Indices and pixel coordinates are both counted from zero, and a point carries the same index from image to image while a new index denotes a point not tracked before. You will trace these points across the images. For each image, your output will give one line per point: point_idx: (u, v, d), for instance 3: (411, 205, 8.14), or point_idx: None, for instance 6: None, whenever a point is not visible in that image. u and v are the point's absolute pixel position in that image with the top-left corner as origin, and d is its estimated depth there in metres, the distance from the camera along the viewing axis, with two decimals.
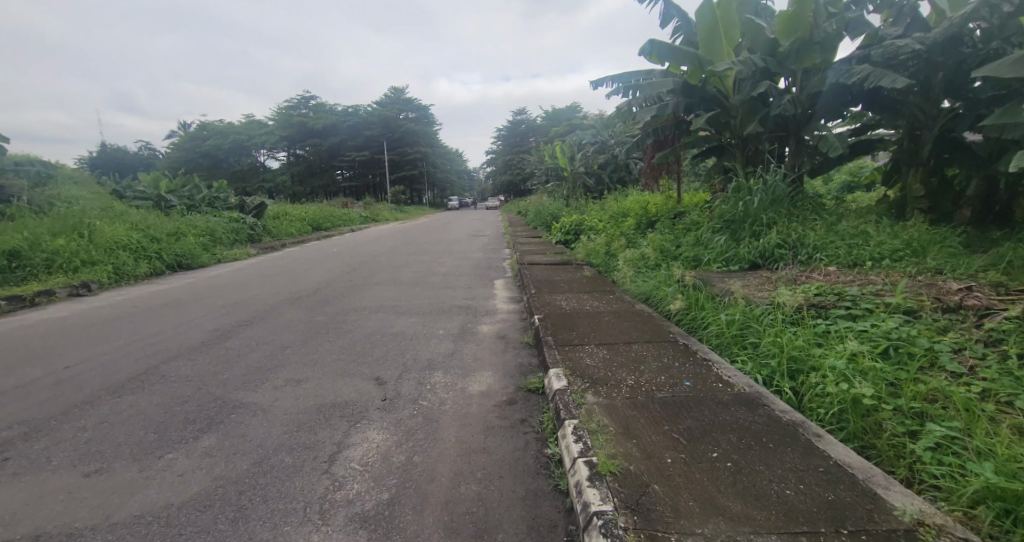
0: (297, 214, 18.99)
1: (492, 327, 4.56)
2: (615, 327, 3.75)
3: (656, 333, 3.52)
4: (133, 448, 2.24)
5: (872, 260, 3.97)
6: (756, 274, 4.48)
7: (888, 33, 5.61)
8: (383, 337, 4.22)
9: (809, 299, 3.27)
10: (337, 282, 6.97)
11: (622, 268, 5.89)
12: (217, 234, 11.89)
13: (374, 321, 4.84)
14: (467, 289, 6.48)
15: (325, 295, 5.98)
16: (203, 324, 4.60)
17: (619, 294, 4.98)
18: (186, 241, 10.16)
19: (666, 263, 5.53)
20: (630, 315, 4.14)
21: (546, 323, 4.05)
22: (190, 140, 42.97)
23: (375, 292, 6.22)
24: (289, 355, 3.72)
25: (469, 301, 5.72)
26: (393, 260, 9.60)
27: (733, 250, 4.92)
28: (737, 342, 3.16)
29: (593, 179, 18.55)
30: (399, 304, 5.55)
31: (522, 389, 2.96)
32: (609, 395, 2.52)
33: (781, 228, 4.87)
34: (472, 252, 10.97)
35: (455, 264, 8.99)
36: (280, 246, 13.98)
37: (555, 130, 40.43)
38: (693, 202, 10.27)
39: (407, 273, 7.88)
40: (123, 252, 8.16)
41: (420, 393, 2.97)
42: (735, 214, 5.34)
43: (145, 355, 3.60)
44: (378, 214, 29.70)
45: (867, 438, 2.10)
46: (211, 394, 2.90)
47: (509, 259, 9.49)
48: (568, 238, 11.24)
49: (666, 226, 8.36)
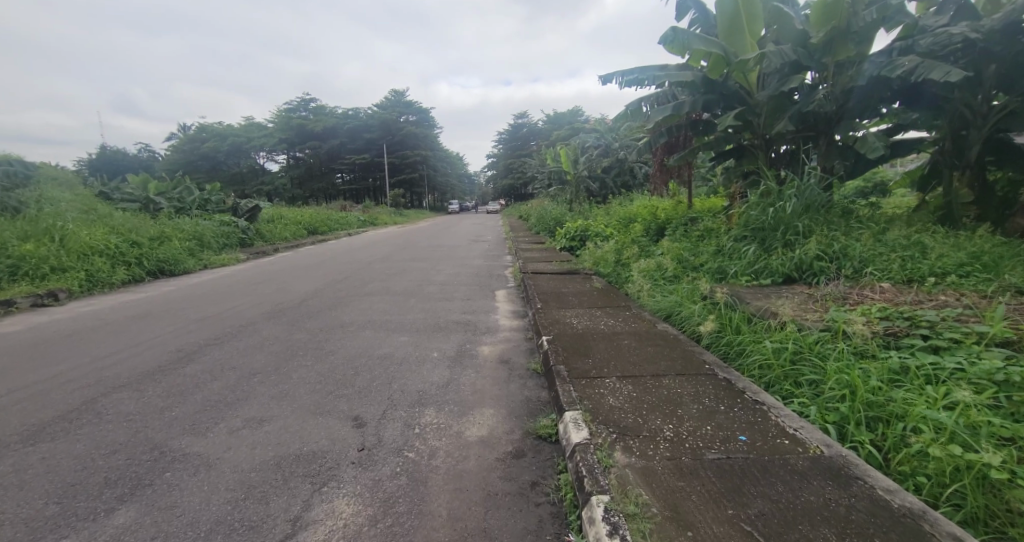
0: (293, 217, 18.47)
1: (494, 348, 4.02)
2: (638, 354, 3.22)
3: (688, 363, 2.98)
4: (19, 528, 1.70)
5: (934, 276, 3.45)
6: (793, 290, 3.96)
7: (931, 23, 5.12)
8: (369, 361, 3.67)
9: (875, 324, 2.72)
10: (325, 293, 6.42)
11: (638, 280, 5.37)
12: (206, 238, 11.37)
13: (361, 340, 4.29)
14: (466, 302, 5.94)
15: (310, 308, 5.44)
16: (166, 343, 4.06)
17: (636, 310, 4.47)
18: (170, 245, 9.63)
19: (686, 276, 5.02)
20: (653, 338, 3.60)
21: (556, 347, 3.51)
22: (189, 141, 42.60)
23: (366, 305, 5.68)
24: (257, 384, 3.17)
25: (468, 316, 5.18)
26: (389, 268, 9.05)
27: (764, 262, 4.42)
28: (789, 379, 2.62)
29: (597, 183, 18.01)
30: (390, 319, 5.01)
31: (532, 437, 2.42)
32: (644, 453, 1.97)
33: (818, 237, 4.35)
34: (472, 258, 10.44)
35: (454, 272, 8.44)
36: (273, 250, 13.47)
37: (557, 134, 39.94)
38: (706, 208, 9.75)
39: (402, 282, 7.33)
40: (98, 258, 7.63)
41: (406, 440, 2.42)
42: (765, 221, 4.82)
43: (85, 384, 3.06)
44: (377, 217, 29.20)
45: (1002, 525, 1.55)
46: (149, 440, 2.36)
47: (512, 267, 8.97)
48: (573, 244, 10.69)
49: (680, 233, 7.84)
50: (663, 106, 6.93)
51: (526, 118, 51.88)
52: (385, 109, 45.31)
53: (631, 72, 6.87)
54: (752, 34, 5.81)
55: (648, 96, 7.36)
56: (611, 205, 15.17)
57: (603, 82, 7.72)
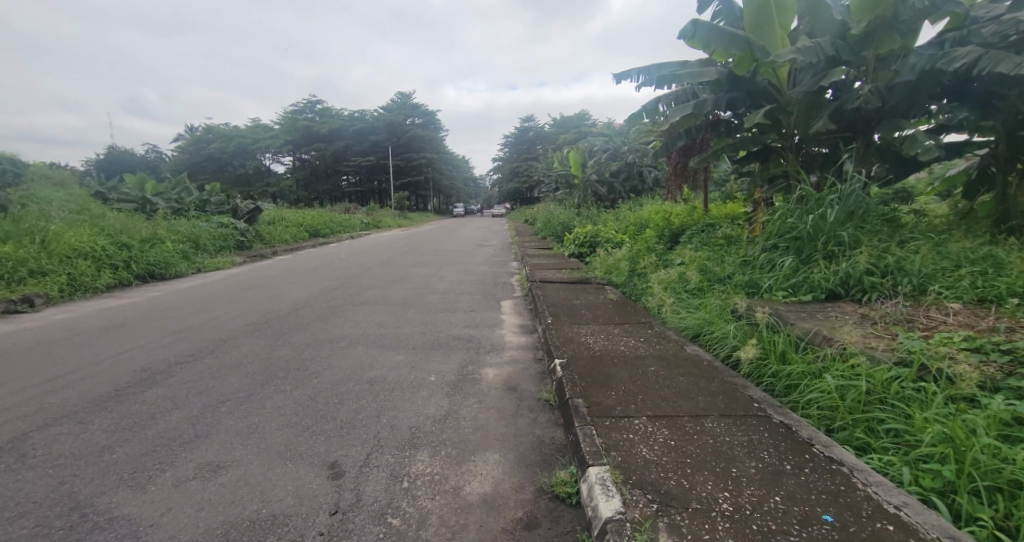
0: (294, 219, 18.11)
1: (499, 372, 3.55)
2: (669, 385, 2.74)
3: (730, 398, 2.50)
4: None
5: (1015, 297, 2.95)
6: (841, 309, 3.49)
7: (986, 12, 4.63)
8: (357, 386, 3.20)
9: (968, 360, 2.21)
10: (318, 301, 5.97)
11: (657, 293, 4.91)
12: (201, 241, 11.01)
13: (350, 359, 3.82)
14: (469, 314, 5.46)
15: (299, 320, 4.99)
16: (131, 359, 3.62)
17: (658, 328, 4.00)
18: (162, 248, 9.26)
19: (712, 290, 4.56)
20: (681, 364, 3.12)
21: (573, 375, 3.03)
22: (195, 143, 42.57)
23: (360, 316, 5.21)
24: (223, 414, 2.71)
25: (470, 330, 4.71)
26: (388, 274, 8.60)
27: (803, 276, 3.98)
28: (862, 426, 2.14)
29: (606, 188, 17.58)
30: (386, 334, 4.54)
31: (547, 500, 1.94)
32: (698, 537, 1.49)
33: (866, 247, 3.87)
34: (476, 265, 9.98)
35: (458, 279, 7.98)
36: (271, 253, 13.10)
37: (564, 138, 39.46)
38: (723, 215, 9.27)
39: (402, 290, 6.87)
40: (82, 261, 7.25)
41: (391, 500, 1.95)
42: (802, 230, 4.33)
43: (21, 415, 2.62)
44: (381, 220, 28.88)
45: None
46: (72, 496, 1.90)
47: (518, 275, 8.51)
48: (583, 250, 10.21)
49: (699, 240, 7.37)
50: (682, 105, 6.50)
51: (532, 122, 51.59)
52: (391, 111, 45.10)
53: (647, 69, 6.44)
54: (782, 27, 5.32)
55: (666, 94, 6.93)
56: (621, 210, 14.66)
57: (617, 79, 7.30)
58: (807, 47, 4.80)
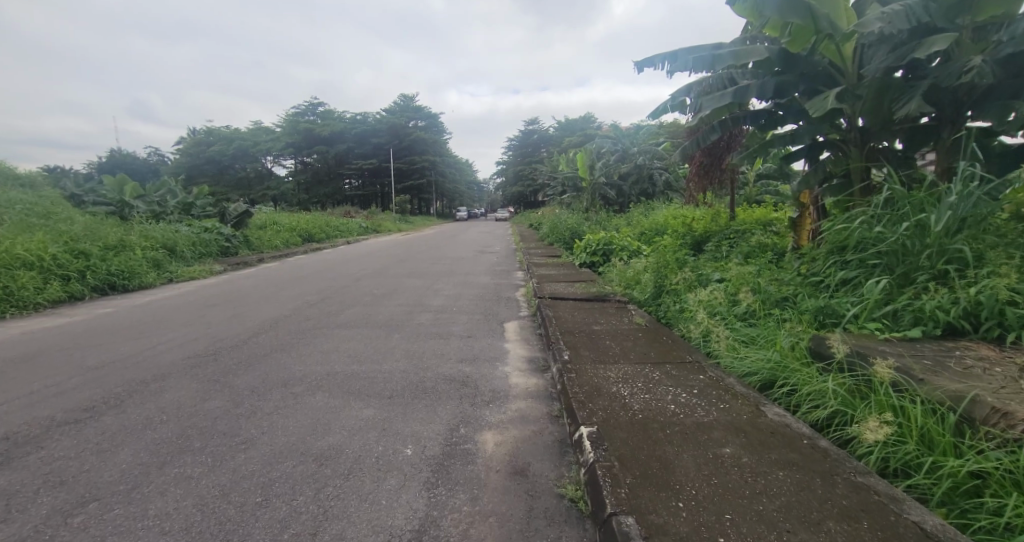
0: (287, 223, 17.23)
1: (501, 439, 2.58)
2: (767, 491, 1.75)
3: (884, 530, 1.50)
4: None
5: None
6: (980, 354, 2.51)
7: None
8: (296, 470, 2.22)
9: None
10: (286, 325, 5.02)
11: (700, 320, 3.93)
12: (177, 248, 10.14)
13: (302, 414, 2.84)
14: (466, 342, 4.49)
15: (253, 352, 4.02)
16: (4, 417, 2.68)
17: (713, 374, 3.01)
18: (128, 256, 8.39)
19: (776, 321, 3.59)
20: (769, 440, 2.12)
21: (611, 461, 2.04)
22: (194, 146, 42.01)
23: (330, 347, 4.23)
24: (71, 532, 1.74)
25: (465, 367, 3.74)
26: (379, 286, 7.67)
27: (909, 306, 2.99)
28: None
29: (615, 191, 16.56)
30: (358, 374, 3.55)
31: None
32: None
33: (998, 265, 2.85)
34: (477, 275, 9.01)
35: (456, 294, 7.00)
36: (257, 259, 12.23)
37: (571, 140, 38.45)
38: (754, 221, 8.28)
39: (390, 309, 5.91)
40: (25, 274, 6.37)
41: None
42: (892, 242, 3.33)
43: None
44: (380, 223, 28.11)
45: None
46: None
47: (525, 288, 7.55)
48: (595, 259, 9.20)
49: (734, 251, 6.42)
50: (717, 96, 5.58)
51: (537, 125, 50.59)
52: (393, 114, 44.31)
53: (675, 53, 5.54)
54: None
55: (698, 80, 6.03)
56: (632, 215, 13.65)
57: (638, 67, 6.37)
58: (890, 12, 3.88)
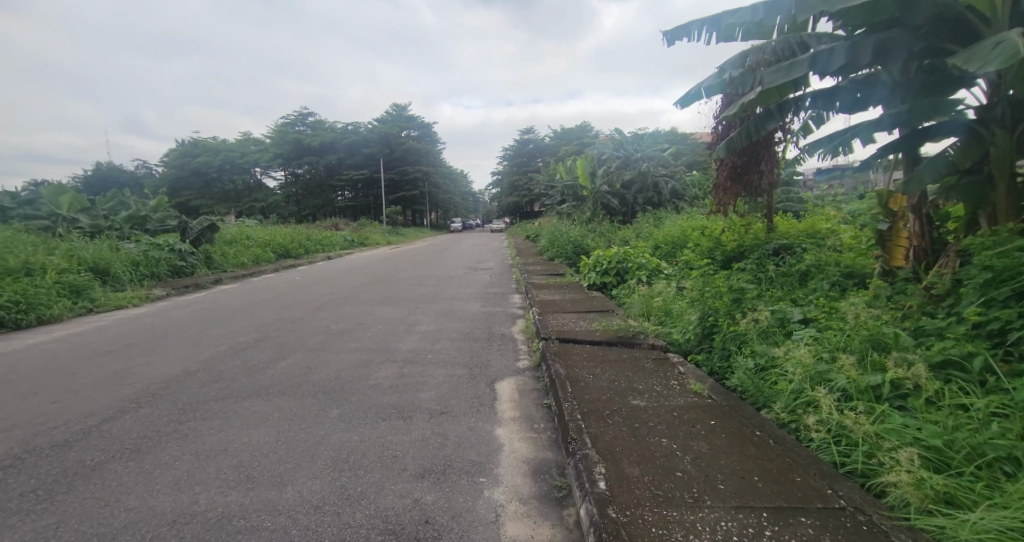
0: (260, 237, 15.63)
1: None
2: None
3: None
4: None
5: None
6: None
7: None
8: None
9: None
10: (177, 393, 3.42)
11: (823, 399, 2.37)
12: (110, 269, 8.55)
13: None
14: (436, 426, 2.91)
15: (79, 460, 2.43)
16: None
17: None
18: (31, 282, 6.77)
19: (977, 418, 2.03)
20: None
21: None
22: (177, 157, 40.44)
23: (215, 445, 2.63)
24: None
25: (425, 497, 2.15)
26: (340, 319, 6.09)
27: None
28: None
29: (618, 200, 15.17)
30: (228, 523, 1.95)
31: None
32: None
33: None
34: (466, 300, 7.45)
35: (435, 330, 5.44)
36: (215, 280, 10.62)
37: (567, 150, 37.23)
38: (802, 234, 6.76)
39: (341, 358, 4.33)
40: None
41: None
42: None
43: None
44: (368, 235, 26.59)
45: None
46: None
47: (523, 320, 5.98)
48: (606, 280, 7.65)
49: (796, 274, 4.90)
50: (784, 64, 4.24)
51: (532, 133, 49.34)
52: (384, 123, 43.04)
53: (721, 15, 4.30)
54: None
55: (755, 47, 4.59)
56: (642, 226, 12.17)
57: (669, 40, 4.93)
58: None
